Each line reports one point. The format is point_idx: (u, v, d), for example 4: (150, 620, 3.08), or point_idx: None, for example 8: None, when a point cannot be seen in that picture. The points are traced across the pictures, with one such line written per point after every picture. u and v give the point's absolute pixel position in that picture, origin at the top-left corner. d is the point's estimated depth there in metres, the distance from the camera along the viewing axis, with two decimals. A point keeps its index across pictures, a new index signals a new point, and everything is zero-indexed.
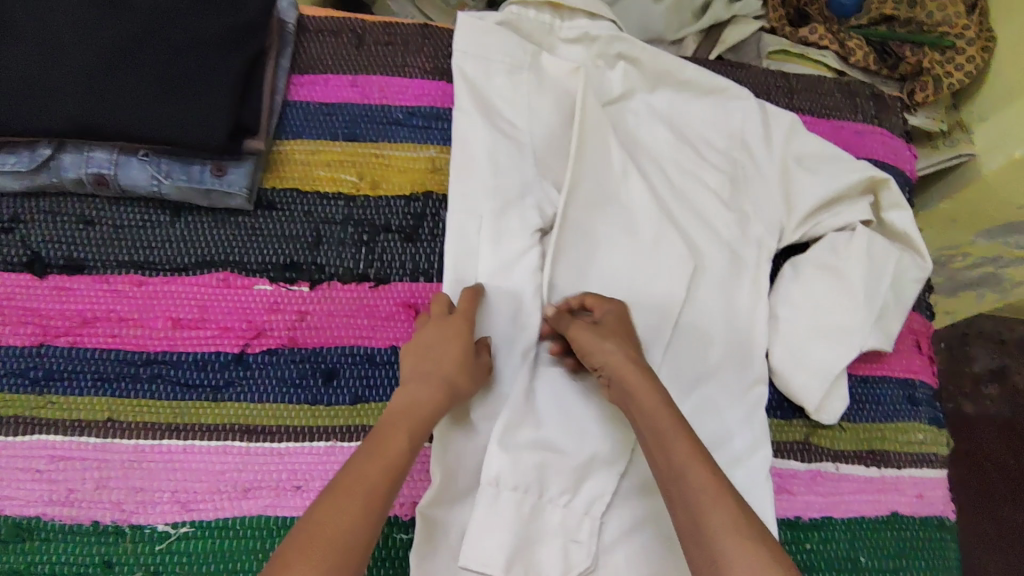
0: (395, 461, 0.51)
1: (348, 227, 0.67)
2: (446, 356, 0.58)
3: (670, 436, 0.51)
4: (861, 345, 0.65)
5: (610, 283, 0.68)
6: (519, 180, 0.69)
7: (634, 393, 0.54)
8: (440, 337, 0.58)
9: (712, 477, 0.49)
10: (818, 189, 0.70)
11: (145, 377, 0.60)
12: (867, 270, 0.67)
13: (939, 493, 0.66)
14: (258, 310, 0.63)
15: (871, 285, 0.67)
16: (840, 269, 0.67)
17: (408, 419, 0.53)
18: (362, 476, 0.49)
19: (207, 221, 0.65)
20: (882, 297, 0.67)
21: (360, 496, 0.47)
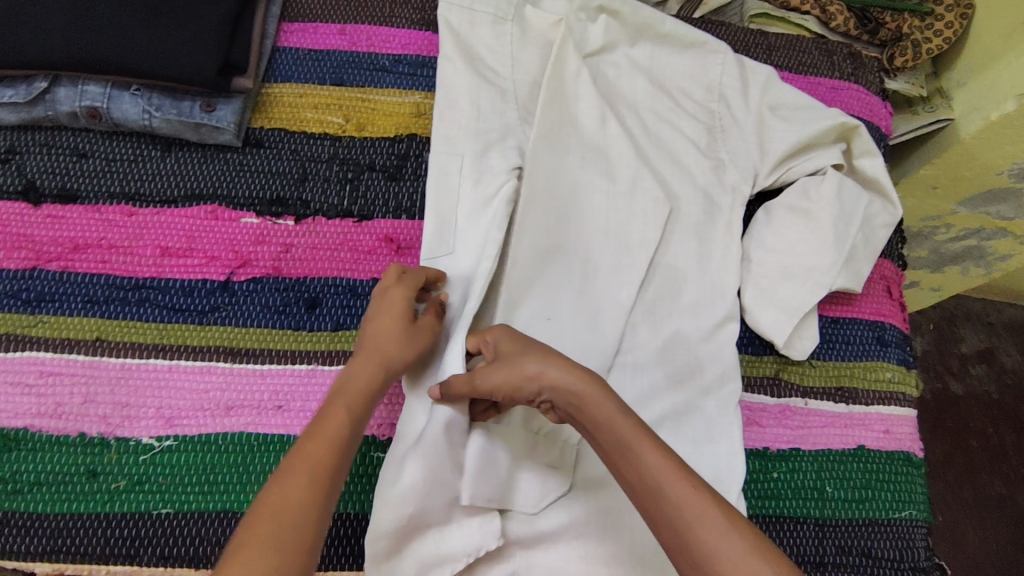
0: (339, 443, 0.50)
1: (333, 166, 0.69)
2: (384, 332, 0.57)
3: (627, 433, 0.49)
4: (831, 283, 0.67)
5: (588, 223, 0.69)
6: (500, 124, 0.71)
7: (584, 398, 0.51)
8: (381, 314, 0.58)
9: (676, 469, 0.48)
10: (791, 136, 0.72)
11: (133, 301, 0.62)
12: (838, 210, 0.69)
13: (907, 430, 0.68)
14: (245, 241, 0.65)
15: (841, 225, 0.68)
16: (812, 210, 0.69)
17: (346, 395, 0.53)
18: (303, 461, 0.49)
19: (196, 156, 0.68)
20: (852, 238, 0.69)
21: (300, 482, 0.47)
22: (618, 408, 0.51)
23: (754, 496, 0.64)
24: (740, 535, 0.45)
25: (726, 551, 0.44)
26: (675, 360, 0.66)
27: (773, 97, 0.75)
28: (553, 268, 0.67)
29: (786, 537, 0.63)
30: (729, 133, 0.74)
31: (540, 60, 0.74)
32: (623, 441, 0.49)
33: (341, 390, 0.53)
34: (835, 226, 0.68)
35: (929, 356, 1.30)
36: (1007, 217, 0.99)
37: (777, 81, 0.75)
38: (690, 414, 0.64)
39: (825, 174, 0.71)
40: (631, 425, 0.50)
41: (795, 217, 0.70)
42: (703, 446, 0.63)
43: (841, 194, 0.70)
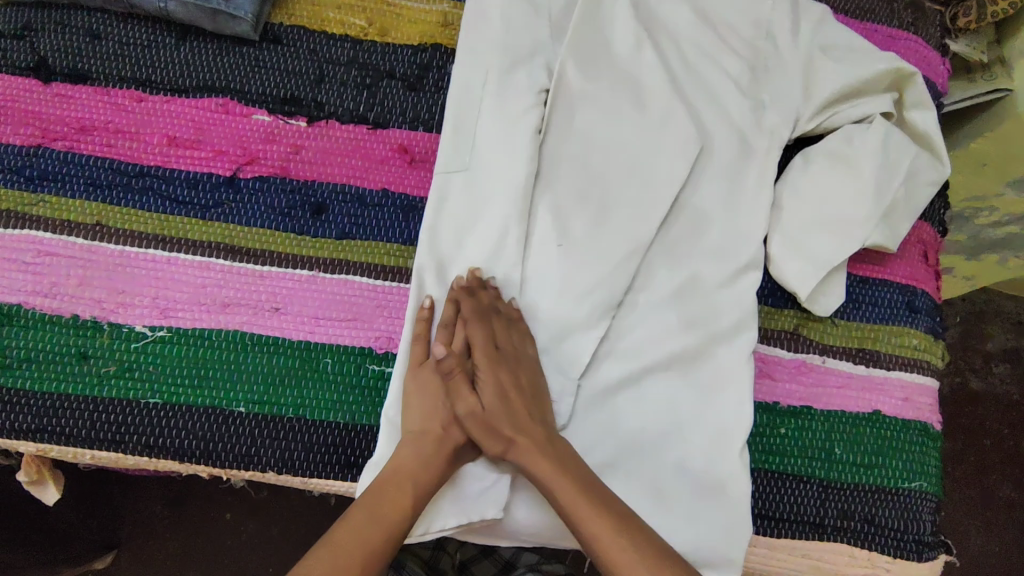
0: (397, 528, 0.50)
1: (352, 69, 0.66)
2: (467, 414, 0.55)
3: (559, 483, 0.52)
4: (864, 237, 0.63)
5: (613, 153, 0.66)
6: (531, 41, 0.67)
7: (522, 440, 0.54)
8: (461, 387, 0.56)
9: (611, 527, 0.50)
10: (839, 79, 0.67)
11: (136, 189, 0.60)
12: (880, 160, 0.65)
13: (927, 400, 0.64)
14: (254, 138, 0.63)
15: (881, 176, 0.64)
16: (851, 158, 0.65)
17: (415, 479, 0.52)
18: (358, 544, 0.48)
19: (211, 48, 0.65)
20: (892, 191, 0.64)
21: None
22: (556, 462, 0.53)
23: (757, 451, 0.61)
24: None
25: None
26: (692, 303, 0.63)
27: (827, 38, 0.70)
28: (571, 199, 0.64)
29: (784, 495, 0.60)
30: (775, 73, 0.69)
31: None
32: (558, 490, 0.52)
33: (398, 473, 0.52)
34: (875, 176, 0.64)
35: (953, 350, 1.25)
36: None
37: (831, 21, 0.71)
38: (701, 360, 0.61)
39: (870, 122, 0.67)
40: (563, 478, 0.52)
41: (834, 165, 0.66)
42: (710, 393, 0.61)
43: (886, 143, 0.65)
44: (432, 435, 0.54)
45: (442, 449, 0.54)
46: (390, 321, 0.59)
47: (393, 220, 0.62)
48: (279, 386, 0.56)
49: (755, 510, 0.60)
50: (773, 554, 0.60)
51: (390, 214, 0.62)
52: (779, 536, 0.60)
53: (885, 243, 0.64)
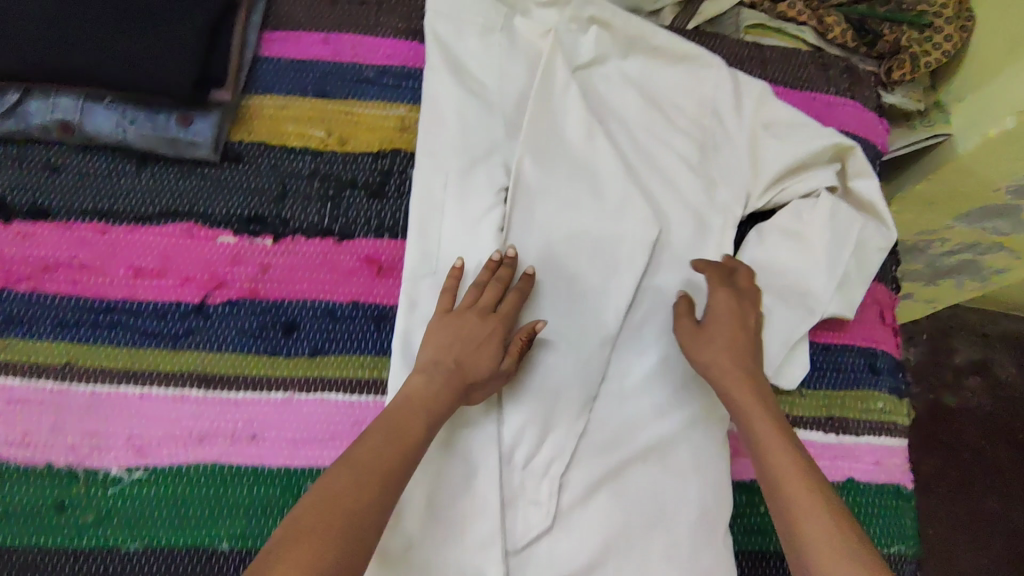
0: (411, 454, 0.51)
1: (314, 182, 0.67)
2: (478, 356, 0.57)
3: (762, 428, 0.54)
4: (820, 310, 0.66)
5: (577, 243, 0.67)
6: (488, 141, 0.69)
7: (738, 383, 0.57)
8: (480, 328, 0.58)
9: (800, 469, 0.51)
10: (784, 155, 0.70)
11: (104, 325, 0.60)
12: (829, 237, 0.68)
13: (897, 462, 0.66)
14: (220, 261, 0.63)
15: (830, 251, 0.68)
16: (803, 235, 0.68)
17: (424, 411, 0.53)
18: (378, 454, 0.49)
19: (172, 173, 0.65)
20: (842, 264, 0.68)
21: (378, 483, 0.47)
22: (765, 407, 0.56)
23: (739, 532, 0.63)
24: (844, 538, 0.47)
25: (816, 533, 0.48)
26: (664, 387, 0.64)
27: (772, 115, 0.73)
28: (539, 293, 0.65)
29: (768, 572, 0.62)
30: (725, 152, 0.72)
31: (529, 73, 0.72)
32: (758, 433, 0.54)
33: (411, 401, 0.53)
34: (825, 253, 0.68)
35: (923, 368, 1.29)
36: (1004, 232, 0.96)
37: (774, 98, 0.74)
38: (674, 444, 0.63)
39: (817, 198, 0.70)
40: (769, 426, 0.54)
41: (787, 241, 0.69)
42: (691, 477, 0.61)
43: (833, 219, 0.69)
44: (448, 366, 0.56)
45: (451, 387, 0.55)
46: None
47: (365, 332, 0.63)
48: (263, 517, 0.56)
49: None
50: None
51: (362, 326, 0.63)
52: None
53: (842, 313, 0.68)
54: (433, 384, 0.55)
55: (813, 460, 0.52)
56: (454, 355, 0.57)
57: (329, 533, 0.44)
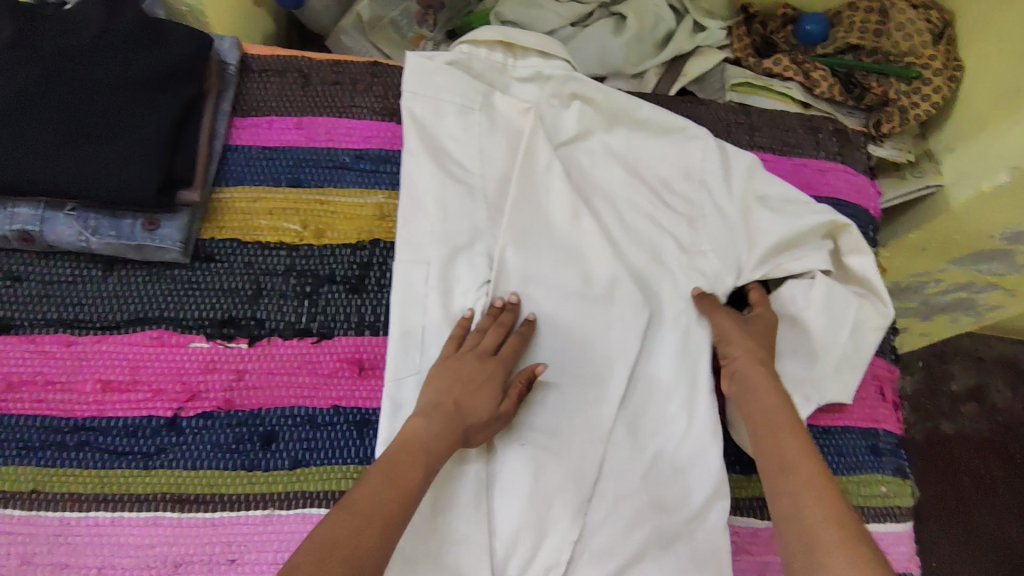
0: (409, 495, 0.50)
1: (290, 279, 0.64)
2: (476, 399, 0.57)
3: (796, 457, 0.53)
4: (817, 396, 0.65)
5: (565, 333, 0.65)
6: (469, 227, 0.67)
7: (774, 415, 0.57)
8: (482, 372, 0.58)
9: (804, 448, 0.53)
10: (777, 232, 0.68)
11: (71, 446, 0.57)
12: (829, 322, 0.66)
13: (902, 548, 0.64)
14: (193, 370, 0.60)
15: (831, 336, 0.66)
16: (804, 320, 0.66)
17: (421, 455, 0.53)
18: (374, 496, 0.48)
19: (141, 276, 0.63)
20: (842, 350, 0.66)
21: (376, 528, 0.46)
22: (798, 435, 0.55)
23: None
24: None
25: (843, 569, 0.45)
26: (660, 480, 0.62)
27: (764, 189, 0.70)
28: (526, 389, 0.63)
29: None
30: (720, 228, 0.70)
31: (509, 153, 0.70)
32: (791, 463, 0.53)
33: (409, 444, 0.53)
34: (826, 339, 0.66)
35: (921, 396, 1.27)
36: (998, 273, 0.95)
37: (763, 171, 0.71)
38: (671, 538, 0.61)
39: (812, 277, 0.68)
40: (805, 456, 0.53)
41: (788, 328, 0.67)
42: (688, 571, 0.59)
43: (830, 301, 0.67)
44: (444, 404, 0.56)
45: (450, 430, 0.55)
46: None
47: (348, 440, 0.60)
48: None
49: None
50: None
51: (344, 432, 0.60)
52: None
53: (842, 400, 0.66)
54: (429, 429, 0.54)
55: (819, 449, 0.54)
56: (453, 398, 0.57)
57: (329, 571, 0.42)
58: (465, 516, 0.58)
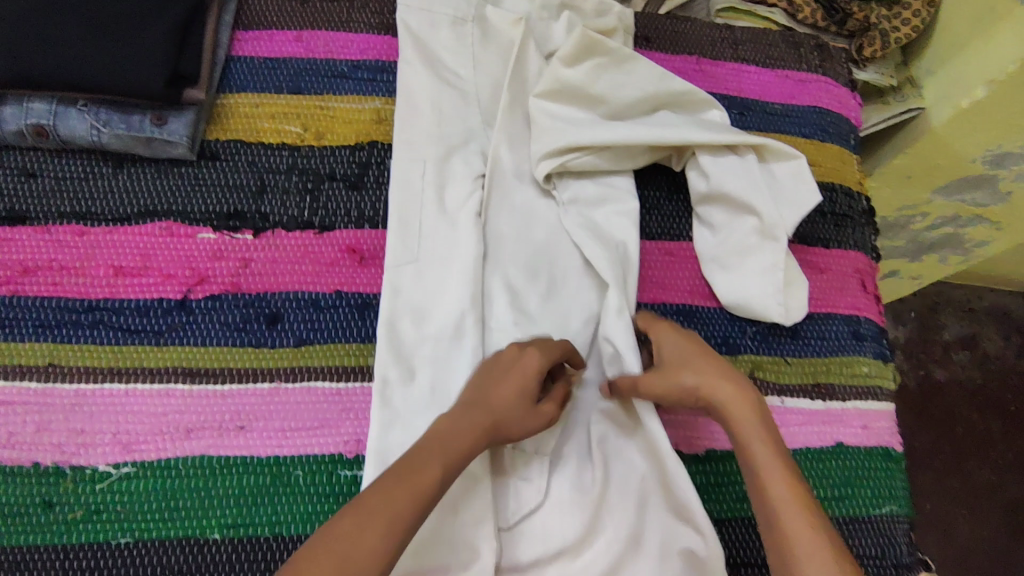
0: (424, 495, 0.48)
1: (292, 176, 0.67)
2: (506, 396, 0.55)
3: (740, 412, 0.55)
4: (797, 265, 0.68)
5: (551, 225, 0.68)
6: (463, 129, 0.70)
7: (733, 415, 0.55)
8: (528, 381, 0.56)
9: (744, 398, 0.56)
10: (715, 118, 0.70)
11: (86, 324, 0.60)
12: (769, 197, 0.65)
13: (884, 424, 0.67)
14: (201, 257, 0.63)
15: (772, 211, 0.65)
16: (742, 200, 0.66)
17: (440, 446, 0.51)
18: (400, 502, 0.47)
19: (149, 172, 0.66)
20: (785, 226, 0.65)
21: (379, 527, 0.46)
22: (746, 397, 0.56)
23: (731, 501, 0.62)
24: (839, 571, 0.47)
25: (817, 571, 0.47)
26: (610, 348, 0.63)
27: (613, 85, 0.69)
28: (519, 275, 0.66)
29: (750, 538, 0.61)
30: (656, 119, 0.69)
31: (502, 61, 0.73)
32: (764, 470, 0.52)
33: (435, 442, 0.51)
34: (765, 216, 0.65)
35: (912, 345, 1.29)
36: (982, 204, 0.99)
37: (638, 60, 0.69)
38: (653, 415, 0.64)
39: (743, 155, 0.67)
40: (780, 468, 0.52)
41: (727, 214, 0.67)
42: (672, 477, 0.58)
43: (770, 178, 0.67)
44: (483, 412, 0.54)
45: (473, 428, 0.53)
46: (356, 423, 0.59)
47: (350, 320, 0.63)
48: (254, 504, 0.56)
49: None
50: None
51: (346, 314, 0.63)
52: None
53: (791, 279, 0.67)
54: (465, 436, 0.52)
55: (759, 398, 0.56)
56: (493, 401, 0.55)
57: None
58: None
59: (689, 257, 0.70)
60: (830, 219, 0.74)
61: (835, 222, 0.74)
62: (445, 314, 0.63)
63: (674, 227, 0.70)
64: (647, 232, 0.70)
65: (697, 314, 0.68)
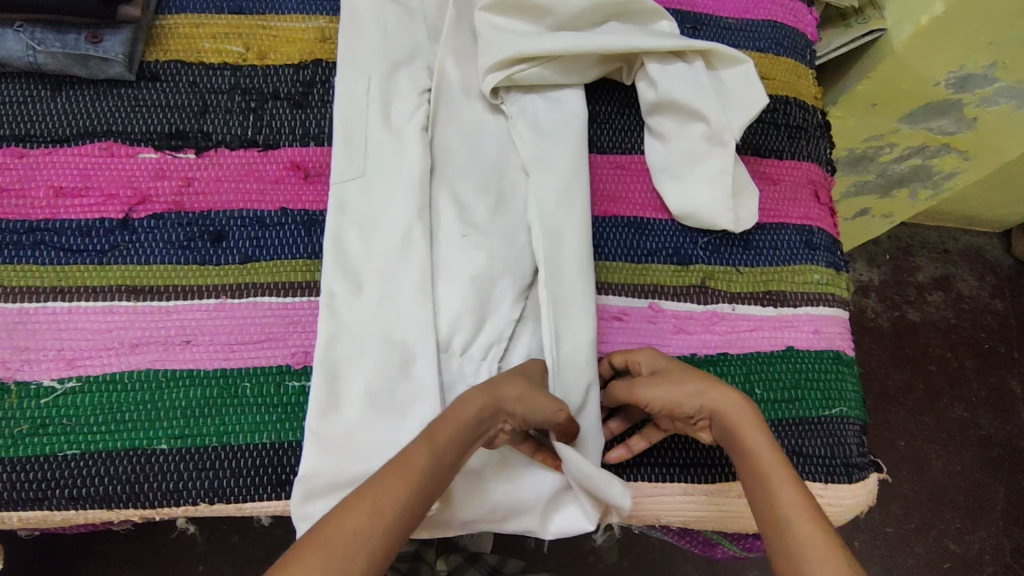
0: (416, 498, 0.46)
1: (235, 95, 0.66)
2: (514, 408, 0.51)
3: (745, 428, 0.51)
4: (746, 175, 0.67)
5: (501, 142, 0.67)
6: (409, 44, 0.69)
7: (736, 427, 0.52)
8: (548, 400, 0.52)
9: (745, 411, 0.52)
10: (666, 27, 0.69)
11: (28, 244, 0.60)
12: (716, 102, 0.65)
13: (836, 330, 0.67)
14: (144, 177, 0.63)
15: (719, 116, 0.65)
16: (690, 107, 0.65)
17: (434, 437, 0.48)
18: (387, 496, 0.45)
19: (89, 95, 0.65)
20: (734, 131, 0.65)
21: (377, 522, 0.44)
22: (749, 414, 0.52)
23: None
24: None
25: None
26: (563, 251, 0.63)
27: None
28: (469, 190, 0.65)
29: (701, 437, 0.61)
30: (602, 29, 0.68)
31: None
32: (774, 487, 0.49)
33: (430, 435, 0.48)
34: (713, 121, 0.65)
35: (886, 287, 1.25)
36: (949, 132, 0.91)
37: None
38: (603, 322, 0.64)
39: (692, 61, 0.67)
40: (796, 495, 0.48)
41: (676, 122, 0.67)
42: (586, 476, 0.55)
43: (719, 85, 0.67)
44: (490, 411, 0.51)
45: (463, 427, 0.50)
46: (303, 335, 0.59)
47: (295, 236, 0.62)
48: (201, 414, 0.56)
49: (647, 459, 0.60)
50: (714, 499, 0.60)
51: (292, 231, 0.62)
52: (695, 481, 0.60)
53: (741, 187, 0.67)
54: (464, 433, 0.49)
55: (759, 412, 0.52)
56: (505, 407, 0.51)
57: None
58: (419, 326, 0.59)
59: (642, 170, 0.69)
60: (783, 131, 0.73)
61: (788, 134, 0.73)
62: (391, 229, 0.62)
63: (626, 141, 0.70)
64: (598, 146, 0.70)
65: (650, 227, 0.68)
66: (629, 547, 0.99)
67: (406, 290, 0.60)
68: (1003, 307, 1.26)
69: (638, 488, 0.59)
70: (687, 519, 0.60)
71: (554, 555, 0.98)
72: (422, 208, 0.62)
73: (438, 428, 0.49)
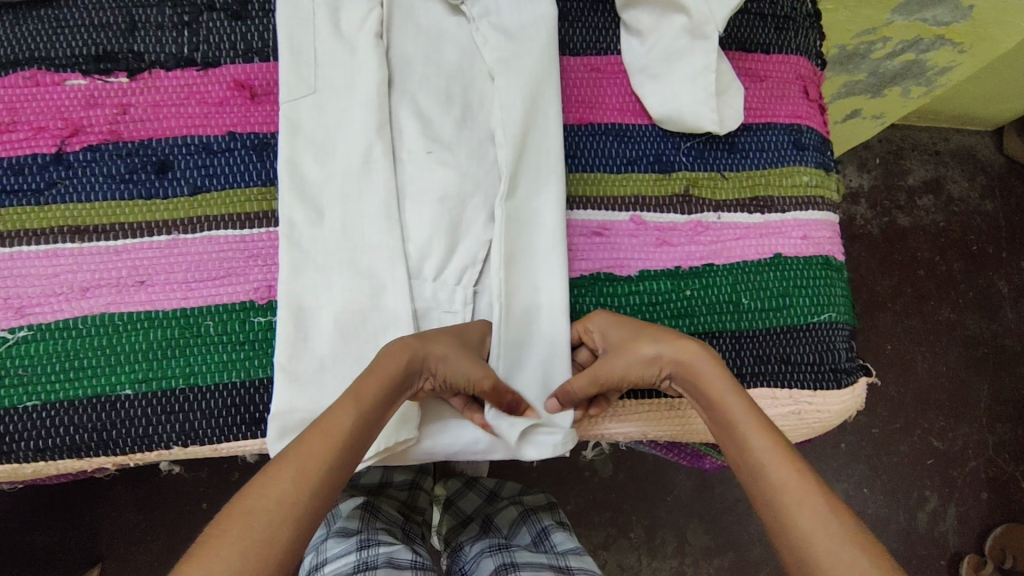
0: (344, 456, 0.45)
1: (166, 9, 0.60)
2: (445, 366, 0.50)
3: (705, 376, 0.50)
4: (729, 71, 0.62)
5: (463, 46, 0.61)
6: None
7: (700, 378, 0.50)
8: (475, 366, 0.51)
9: (702, 357, 0.51)
10: None
11: None
12: None
13: (826, 234, 0.63)
14: (74, 106, 0.57)
15: (699, 5, 0.58)
16: None
17: (356, 395, 0.47)
18: (312, 458, 0.43)
19: (6, 20, 0.59)
20: (717, 22, 0.59)
21: (305, 484, 0.42)
22: (707, 360, 0.51)
23: (668, 315, 0.60)
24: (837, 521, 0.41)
25: (809, 521, 0.42)
26: (533, 164, 0.58)
27: None
28: (432, 103, 0.60)
29: None
30: None
31: None
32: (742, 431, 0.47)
33: (354, 392, 0.47)
34: (694, 12, 0.59)
35: (877, 193, 1.22)
36: (945, 22, 0.84)
37: None
38: (581, 239, 0.61)
39: None
40: (764, 435, 0.46)
41: (654, 16, 0.62)
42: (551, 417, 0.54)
43: None
44: (415, 365, 0.50)
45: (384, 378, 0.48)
46: (265, 269, 0.55)
47: (247, 163, 0.58)
48: (165, 357, 0.54)
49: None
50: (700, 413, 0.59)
51: (243, 157, 0.58)
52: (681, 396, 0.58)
53: (725, 86, 0.62)
54: (388, 389, 0.48)
55: (715, 355, 0.51)
56: (431, 363, 0.50)
57: (239, 559, 0.38)
58: (386, 253, 0.55)
59: (618, 72, 0.65)
60: (770, 22, 0.67)
61: (775, 24, 0.67)
62: (348, 151, 0.57)
63: (601, 40, 0.65)
64: (570, 48, 0.65)
65: (629, 133, 0.63)
66: (621, 462, 1.00)
67: (368, 216, 0.56)
68: (993, 208, 1.23)
69: (623, 406, 0.58)
70: (673, 433, 0.60)
71: (548, 474, 0.99)
72: (381, 127, 0.57)
73: (364, 380, 0.48)
